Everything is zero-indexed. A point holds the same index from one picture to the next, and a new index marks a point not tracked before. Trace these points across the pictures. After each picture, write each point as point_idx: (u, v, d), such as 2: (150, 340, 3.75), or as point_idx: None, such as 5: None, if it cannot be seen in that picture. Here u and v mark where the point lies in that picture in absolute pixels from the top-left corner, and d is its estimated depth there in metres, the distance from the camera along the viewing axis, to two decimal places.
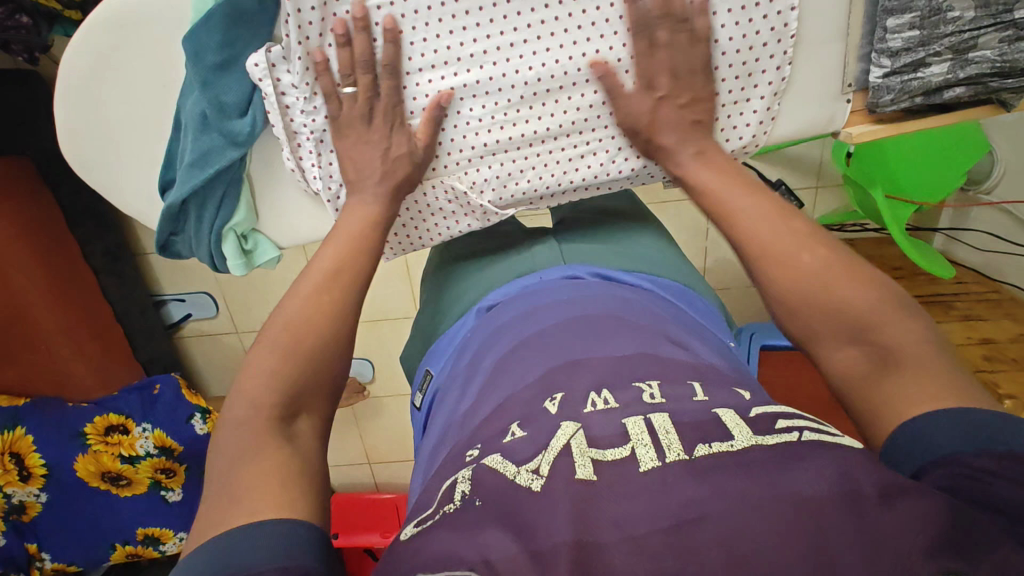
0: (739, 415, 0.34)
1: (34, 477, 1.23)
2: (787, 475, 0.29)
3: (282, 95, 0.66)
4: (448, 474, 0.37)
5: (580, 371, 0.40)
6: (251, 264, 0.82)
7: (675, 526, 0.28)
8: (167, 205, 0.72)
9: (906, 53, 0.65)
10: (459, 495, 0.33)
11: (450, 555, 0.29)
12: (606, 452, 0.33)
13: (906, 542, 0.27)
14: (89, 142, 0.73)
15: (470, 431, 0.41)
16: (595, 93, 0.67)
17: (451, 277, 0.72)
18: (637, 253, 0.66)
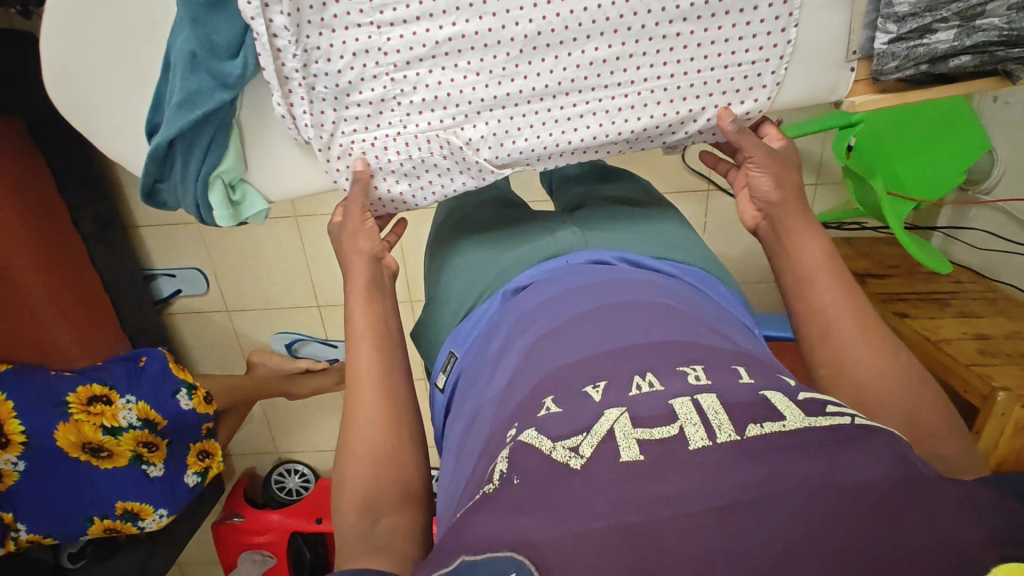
0: (789, 397, 0.34)
1: (12, 444, 1.12)
2: (836, 460, 0.29)
3: (274, 37, 0.64)
4: (493, 461, 0.36)
5: (621, 358, 0.39)
6: (239, 216, 0.81)
7: (732, 507, 0.27)
8: (153, 148, 0.70)
9: (913, 18, 0.66)
10: (497, 475, 0.33)
11: (495, 536, 0.29)
12: (653, 431, 0.32)
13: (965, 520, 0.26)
14: (79, 84, 0.71)
15: (509, 416, 0.39)
16: (595, 51, 0.67)
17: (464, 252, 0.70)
18: (661, 237, 0.66)
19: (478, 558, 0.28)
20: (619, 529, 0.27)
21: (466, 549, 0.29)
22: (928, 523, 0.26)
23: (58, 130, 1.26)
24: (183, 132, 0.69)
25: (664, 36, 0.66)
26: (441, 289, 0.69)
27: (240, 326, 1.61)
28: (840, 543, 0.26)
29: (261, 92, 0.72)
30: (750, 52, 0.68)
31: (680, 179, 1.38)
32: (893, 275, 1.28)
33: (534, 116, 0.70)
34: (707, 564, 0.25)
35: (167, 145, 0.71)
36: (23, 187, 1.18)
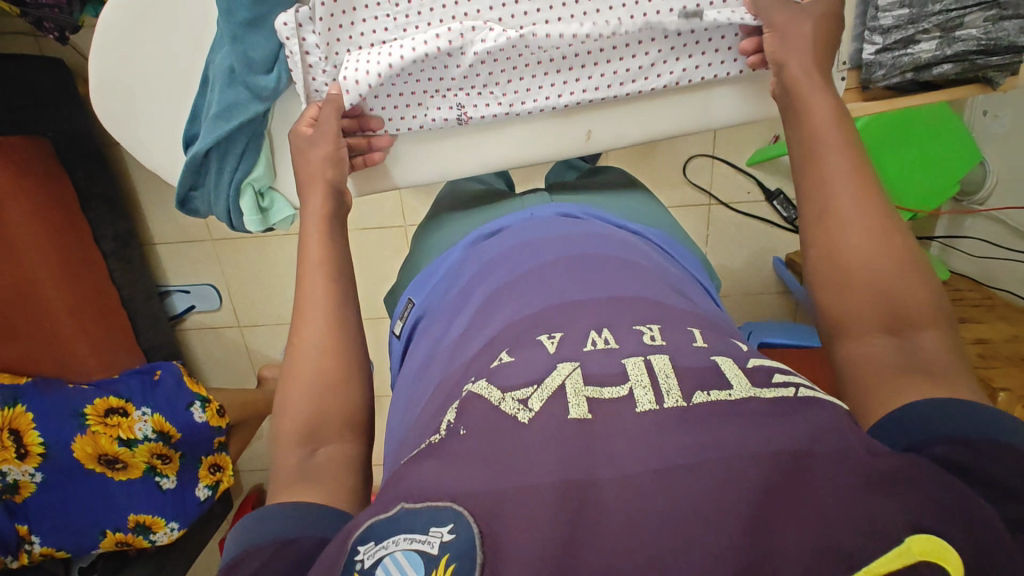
0: (738, 365, 0.36)
1: (31, 456, 1.18)
2: (770, 429, 0.31)
3: (306, 54, 0.71)
4: (444, 408, 0.38)
5: (578, 311, 0.41)
6: (266, 222, 0.84)
7: (669, 466, 0.29)
8: (190, 156, 0.76)
9: (897, 30, 0.71)
10: (444, 426, 0.36)
11: (433, 486, 0.32)
12: (603, 389, 0.34)
13: None
14: (112, 95, 0.74)
15: (463, 362, 0.42)
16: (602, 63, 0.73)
17: (442, 228, 0.76)
18: (627, 206, 0.73)
19: (419, 506, 0.31)
20: (564, 483, 0.30)
21: (406, 497, 0.32)
22: None
23: (82, 152, 1.33)
24: (220, 141, 0.75)
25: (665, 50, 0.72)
26: (416, 262, 0.75)
27: (251, 342, 1.66)
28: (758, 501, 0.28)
29: (293, 104, 0.77)
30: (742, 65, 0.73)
31: (678, 191, 1.41)
32: None
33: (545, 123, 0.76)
34: (638, 520, 0.28)
35: (203, 153, 0.76)
36: (44, 206, 1.23)
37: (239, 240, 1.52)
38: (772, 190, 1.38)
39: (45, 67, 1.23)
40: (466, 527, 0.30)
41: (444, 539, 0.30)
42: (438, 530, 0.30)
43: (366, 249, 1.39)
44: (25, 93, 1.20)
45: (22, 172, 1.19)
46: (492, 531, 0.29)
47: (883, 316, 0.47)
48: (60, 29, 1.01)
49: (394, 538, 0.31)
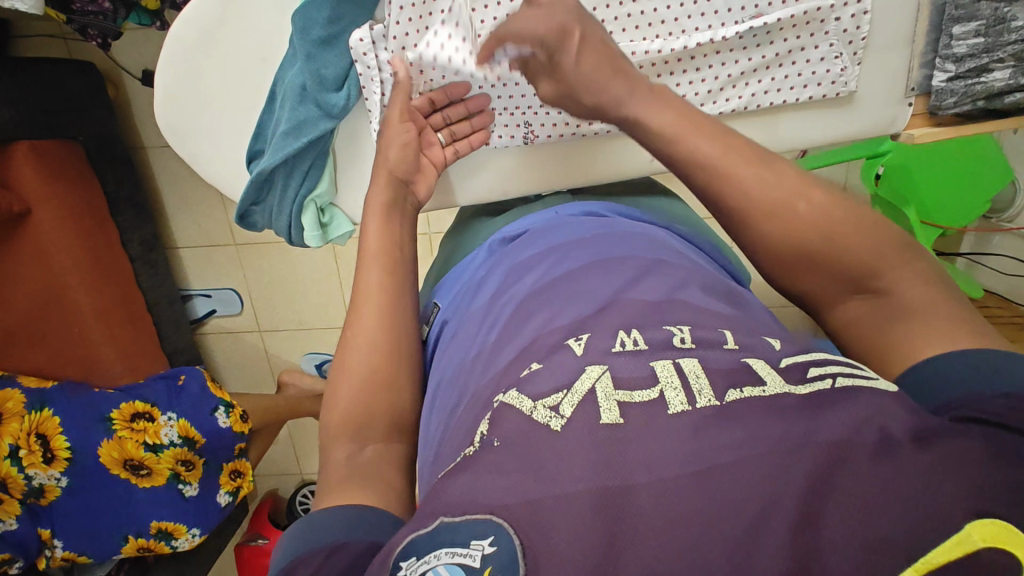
0: (770, 365, 0.34)
1: (57, 460, 1.22)
2: (820, 424, 0.30)
3: (378, 72, 0.71)
4: (475, 422, 0.38)
5: (609, 315, 0.40)
6: (325, 238, 0.83)
7: (708, 470, 0.29)
8: (256, 173, 0.75)
9: (971, 59, 0.68)
10: (478, 438, 0.35)
11: (470, 499, 0.31)
12: (634, 394, 0.33)
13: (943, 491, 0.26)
14: (181, 110, 0.75)
15: (495, 372, 0.41)
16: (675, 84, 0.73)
17: (469, 234, 0.76)
18: (656, 204, 0.73)
19: (458, 520, 0.31)
20: (600, 490, 0.29)
21: (444, 511, 0.32)
22: (905, 485, 0.27)
23: (111, 156, 1.36)
24: (287, 158, 0.74)
25: (732, 73, 0.72)
26: (441, 266, 0.76)
27: (271, 347, 1.68)
28: (801, 512, 0.27)
29: (361, 121, 0.77)
30: (806, 86, 0.72)
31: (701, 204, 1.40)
32: None
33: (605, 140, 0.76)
34: (676, 530, 0.27)
35: (270, 170, 0.75)
36: (77, 209, 1.27)
37: (261, 246, 1.54)
38: None
39: (78, 72, 1.28)
40: (507, 539, 0.30)
41: (485, 551, 0.30)
42: (479, 543, 0.31)
43: None
44: (60, 99, 1.25)
45: (56, 176, 1.23)
46: (534, 541, 0.29)
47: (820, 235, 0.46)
48: (102, 35, 1.06)
49: (436, 552, 0.32)
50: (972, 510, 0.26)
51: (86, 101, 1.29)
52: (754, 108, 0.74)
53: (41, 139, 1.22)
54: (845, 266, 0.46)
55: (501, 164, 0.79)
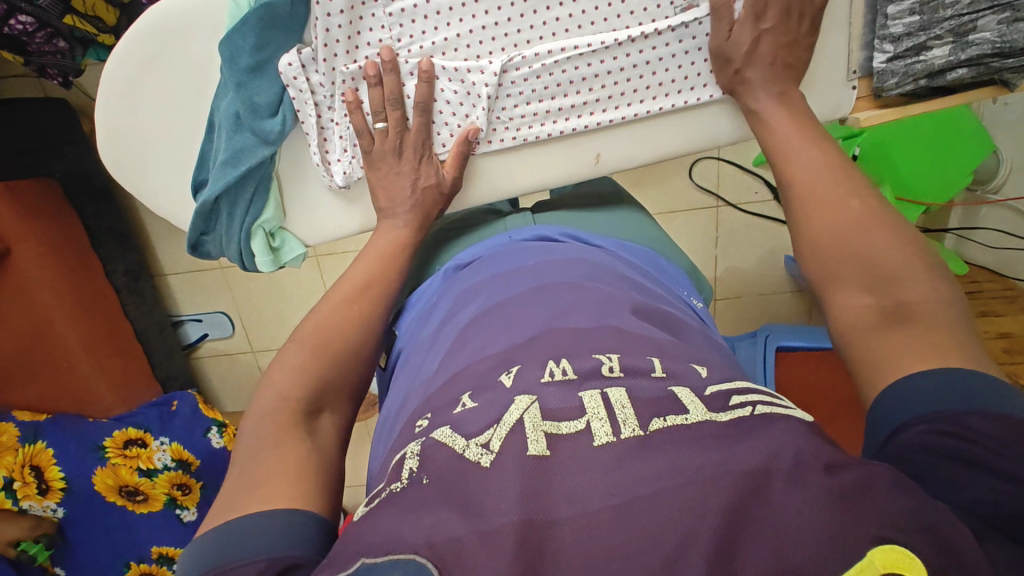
0: (695, 393, 0.33)
1: (52, 491, 1.23)
2: (741, 449, 0.29)
3: (313, 94, 0.72)
4: (401, 454, 0.36)
5: (539, 343, 0.39)
6: (278, 262, 0.82)
7: (626, 502, 0.27)
8: (200, 204, 0.74)
9: (907, 38, 0.69)
10: (405, 474, 0.34)
11: (393, 538, 0.30)
12: (561, 425, 0.32)
13: (856, 521, 0.26)
14: (126, 147, 0.76)
15: (429, 405, 0.40)
16: (613, 83, 0.72)
17: (426, 256, 0.75)
18: (617, 218, 0.70)
19: (380, 561, 0.29)
20: (524, 523, 0.28)
21: (367, 551, 0.30)
22: (821, 514, 0.26)
23: (90, 190, 1.36)
24: (229, 188, 0.74)
25: (668, 68, 0.71)
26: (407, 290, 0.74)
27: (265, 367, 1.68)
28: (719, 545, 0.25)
29: (302, 145, 0.76)
30: None
31: (685, 197, 1.40)
32: None
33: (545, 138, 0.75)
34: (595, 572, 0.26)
35: (213, 200, 0.74)
36: (57, 243, 1.27)
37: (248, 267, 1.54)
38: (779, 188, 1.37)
39: (48, 108, 1.24)
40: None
41: None
42: None
43: None
44: (30, 137, 1.24)
45: (32, 216, 1.23)
46: None
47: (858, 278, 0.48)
48: (62, 74, 1.06)
49: None
50: (880, 542, 0.25)
51: (60, 137, 1.28)
52: (694, 103, 0.74)
53: (16, 179, 1.23)
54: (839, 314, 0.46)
55: None
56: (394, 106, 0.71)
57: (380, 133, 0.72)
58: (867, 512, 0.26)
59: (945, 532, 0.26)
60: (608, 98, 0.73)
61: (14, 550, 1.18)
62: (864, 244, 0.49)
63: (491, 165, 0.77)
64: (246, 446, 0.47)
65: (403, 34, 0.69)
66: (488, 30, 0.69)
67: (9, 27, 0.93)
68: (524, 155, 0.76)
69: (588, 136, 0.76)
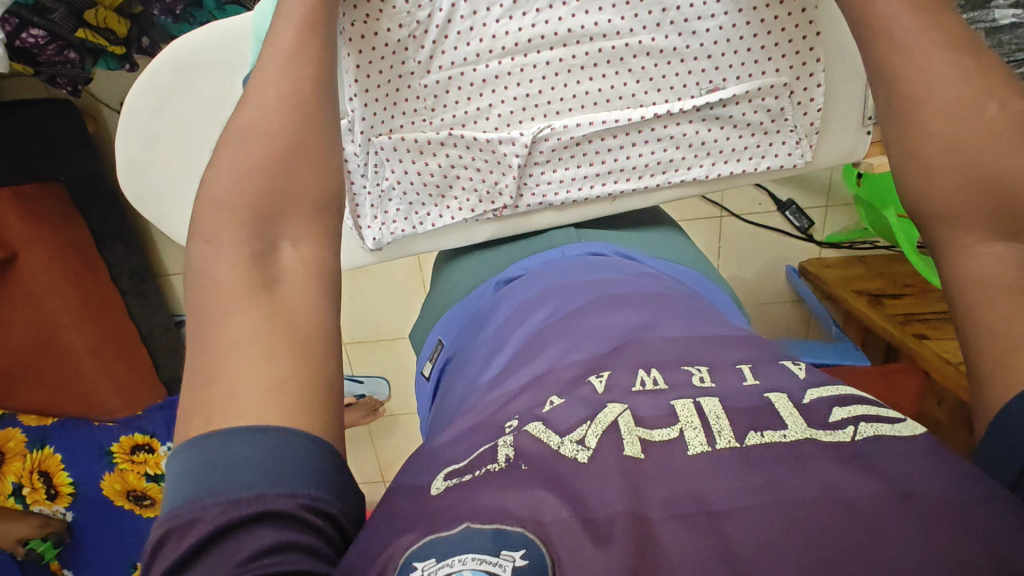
0: (793, 402, 0.35)
1: (61, 495, 1.26)
2: (844, 474, 0.30)
3: (345, 161, 0.73)
4: (484, 440, 0.37)
5: (626, 354, 0.41)
6: None
7: (726, 514, 0.29)
8: None
9: None
10: (503, 457, 0.34)
11: (500, 511, 0.30)
12: (654, 431, 0.34)
13: (957, 544, 0.27)
14: (149, 176, 0.77)
15: (501, 395, 0.41)
16: (640, 155, 0.73)
17: (463, 263, 0.77)
18: (657, 239, 0.72)
19: (485, 528, 0.30)
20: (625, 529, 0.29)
21: (472, 517, 0.30)
22: (923, 535, 0.27)
23: (96, 193, 1.33)
24: None
25: (692, 142, 0.73)
26: (442, 290, 0.75)
27: None
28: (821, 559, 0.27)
29: None
30: (763, 149, 0.74)
31: (693, 207, 1.43)
32: (908, 294, 1.25)
33: (569, 205, 0.75)
34: None
35: None
36: (60, 245, 1.25)
37: None
38: (784, 200, 1.41)
39: (54, 111, 1.23)
40: (538, 552, 0.29)
41: (516, 563, 0.29)
42: (509, 553, 0.29)
43: (380, 273, 1.47)
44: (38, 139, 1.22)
45: (41, 219, 1.23)
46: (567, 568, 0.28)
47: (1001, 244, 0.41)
48: (72, 83, 1.06)
49: (460, 557, 0.29)
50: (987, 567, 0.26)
51: (66, 141, 1.26)
52: (715, 177, 0.75)
53: (20, 183, 1.21)
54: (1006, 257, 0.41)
55: (457, 238, 0.78)
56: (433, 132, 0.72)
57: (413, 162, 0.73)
58: (968, 537, 0.27)
59: None
60: (633, 168, 0.74)
61: (24, 548, 1.19)
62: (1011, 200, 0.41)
63: (513, 228, 0.77)
64: None
65: (438, 104, 0.71)
66: (519, 101, 0.71)
67: (21, 41, 0.92)
68: (547, 219, 0.76)
69: (613, 204, 0.76)
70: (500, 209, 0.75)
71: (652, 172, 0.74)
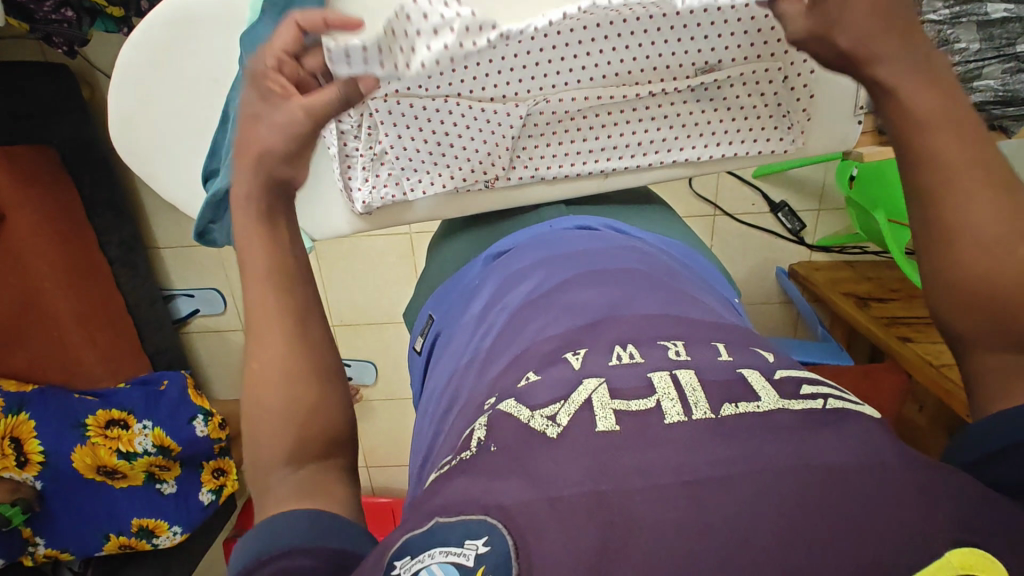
0: (764, 377, 0.36)
1: (32, 464, 1.21)
2: (815, 443, 0.31)
3: (339, 123, 0.72)
4: (469, 424, 0.38)
5: (604, 330, 0.41)
6: None
7: (699, 480, 0.29)
8: (212, 193, 0.75)
9: None
10: (475, 442, 0.35)
11: (468, 500, 0.32)
12: (630, 402, 0.34)
13: (922, 518, 0.27)
14: (142, 132, 0.78)
15: (487, 384, 0.41)
16: (633, 133, 0.75)
17: (458, 240, 0.77)
18: (647, 215, 0.73)
19: (453, 520, 0.31)
20: (596, 493, 0.30)
21: (441, 512, 0.32)
22: (889, 508, 0.28)
23: (87, 159, 1.33)
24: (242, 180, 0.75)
25: (684, 122, 0.75)
26: (434, 271, 0.75)
27: None
28: (786, 527, 0.27)
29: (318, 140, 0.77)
30: (754, 132, 0.76)
31: (687, 205, 1.43)
32: (894, 298, 1.27)
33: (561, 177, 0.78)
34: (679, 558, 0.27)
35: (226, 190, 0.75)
36: (50, 211, 1.24)
37: None
38: (776, 202, 1.42)
39: (48, 75, 1.21)
40: (501, 540, 0.30)
41: (479, 551, 0.30)
42: (472, 543, 0.30)
43: (372, 254, 1.46)
44: (29, 103, 1.21)
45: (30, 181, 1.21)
46: (534, 540, 0.29)
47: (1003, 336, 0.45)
48: (67, 42, 1.05)
49: (430, 551, 0.31)
50: (947, 539, 0.27)
51: (59, 105, 1.24)
52: (706, 158, 0.78)
53: (12, 144, 1.18)
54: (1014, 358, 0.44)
55: (451, 206, 0.80)
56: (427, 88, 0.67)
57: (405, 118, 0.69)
58: (931, 510, 0.28)
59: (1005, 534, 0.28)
60: (624, 147, 0.76)
61: None
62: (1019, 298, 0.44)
63: (506, 197, 0.79)
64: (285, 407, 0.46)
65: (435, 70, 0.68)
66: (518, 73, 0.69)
67: None
68: (540, 191, 0.79)
69: (604, 180, 0.79)
70: (495, 178, 0.77)
71: (643, 149, 0.76)
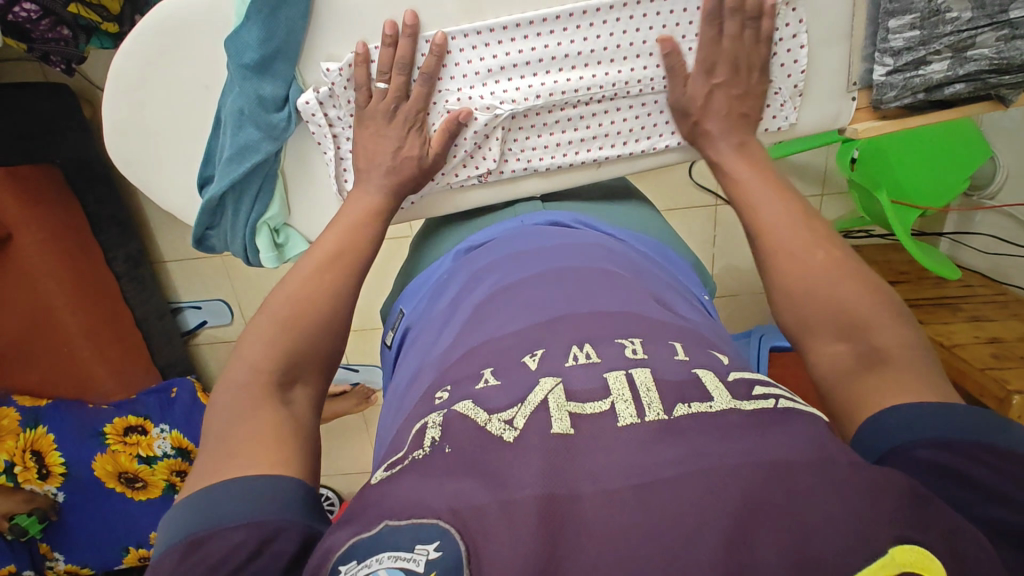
0: (718, 377, 0.35)
1: (53, 476, 1.27)
2: (769, 443, 0.30)
3: (331, 126, 0.74)
4: (417, 422, 0.38)
5: (561, 327, 0.40)
6: (282, 258, 0.84)
7: (650, 483, 0.28)
8: (207, 198, 0.76)
9: (907, 52, 0.71)
10: (428, 442, 0.34)
11: (418, 503, 0.30)
12: (585, 405, 0.34)
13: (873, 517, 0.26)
14: (132, 140, 0.78)
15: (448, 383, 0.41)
16: (624, 118, 0.75)
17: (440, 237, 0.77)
18: (626, 211, 0.72)
19: (403, 523, 0.30)
20: (545, 499, 0.29)
21: (390, 513, 0.31)
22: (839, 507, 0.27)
23: (90, 176, 1.32)
24: (236, 182, 0.75)
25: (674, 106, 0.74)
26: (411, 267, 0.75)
27: None
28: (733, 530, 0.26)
29: (308, 144, 0.77)
30: None
31: (687, 195, 1.41)
32: (903, 282, 1.23)
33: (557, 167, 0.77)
34: (624, 566, 0.26)
35: (219, 196, 0.76)
36: (55, 230, 1.26)
37: None
38: None
39: (50, 94, 1.22)
40: (453, 545, 0.29)
41: (430, 556, 0.29)
42: (423, 548, 0.29)
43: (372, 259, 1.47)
44: (30, 120, 1.20)
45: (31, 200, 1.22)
46: (481, 545, 0.28)
47: (837, 325, 0.46)
48: (65, 60, 1.04)
49: (377, 556, 0.30)
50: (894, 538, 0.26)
51: (61, 122, 1.24)
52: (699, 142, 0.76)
53: (17, 164, 1.20)
54: (847, 351, 0.45)
55: (442, 201, 0.79)
56: (399, 71, 0.68)
57: (378, 92, 0.69)
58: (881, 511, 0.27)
59: (949, 537, 0.28)
60: (616, 134, 0.76)
61: (9, 523, 1.21)
62: (836, 289, 0.48)
63: (501, 190, 0.78)
64: (238, 400, 0.44)
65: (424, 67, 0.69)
66: (503, 64, 0.70)
67: (13, 15, 0.94)
68: (533, 183, 0.78)
69: (598, 170, 0.78)
70: (489, 172, 0.76)
71: (638, 136, 0.76)
